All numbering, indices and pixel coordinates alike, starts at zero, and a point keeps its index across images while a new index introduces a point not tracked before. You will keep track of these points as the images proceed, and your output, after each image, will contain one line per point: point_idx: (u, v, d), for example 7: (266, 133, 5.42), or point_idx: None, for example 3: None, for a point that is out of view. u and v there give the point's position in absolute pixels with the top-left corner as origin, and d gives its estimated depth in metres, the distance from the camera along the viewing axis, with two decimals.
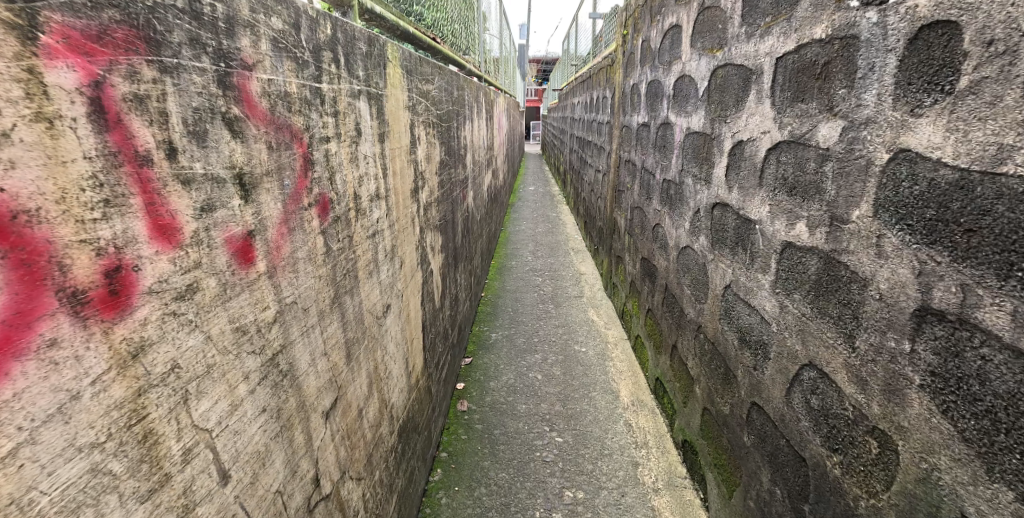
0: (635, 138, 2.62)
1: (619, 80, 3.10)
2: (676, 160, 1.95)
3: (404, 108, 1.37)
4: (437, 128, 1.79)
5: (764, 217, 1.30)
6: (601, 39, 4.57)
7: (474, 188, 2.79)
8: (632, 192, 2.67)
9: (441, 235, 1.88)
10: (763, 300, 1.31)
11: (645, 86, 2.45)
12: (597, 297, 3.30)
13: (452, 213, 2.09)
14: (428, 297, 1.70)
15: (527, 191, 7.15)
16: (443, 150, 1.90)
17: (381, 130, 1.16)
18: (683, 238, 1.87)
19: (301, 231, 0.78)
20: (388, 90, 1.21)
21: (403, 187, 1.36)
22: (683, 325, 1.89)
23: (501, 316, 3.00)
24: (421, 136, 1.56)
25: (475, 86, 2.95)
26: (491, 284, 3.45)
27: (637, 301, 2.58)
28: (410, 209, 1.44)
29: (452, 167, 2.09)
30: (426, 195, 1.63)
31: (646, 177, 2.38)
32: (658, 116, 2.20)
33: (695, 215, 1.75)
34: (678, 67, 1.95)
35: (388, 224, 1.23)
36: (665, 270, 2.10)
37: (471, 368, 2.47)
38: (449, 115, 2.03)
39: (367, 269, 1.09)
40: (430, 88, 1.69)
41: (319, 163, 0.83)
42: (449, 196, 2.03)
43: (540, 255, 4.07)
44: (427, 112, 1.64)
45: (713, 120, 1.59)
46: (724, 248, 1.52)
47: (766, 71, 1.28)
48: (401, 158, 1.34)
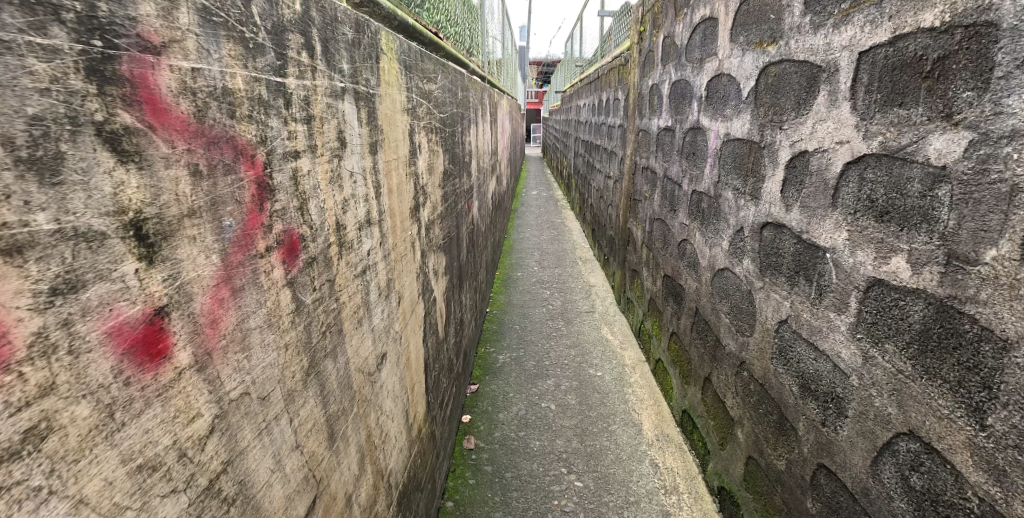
0: (655, 143, 2.39)
1: (634, 80, 2.86)
2: (709, 170, 1.72)
3: (402, 110, 1.13)
4: (439, 133, 1.56)
5: (838, 244, 1.06)
6: (610, 37, 4.34)
7: (478, 198, 2.55)
8: (651, 202, 2.43)
9: (444, 255, 1.64)
10: (837, 345, 1.08)
11: (668, 87, 2.22)
12: (610, 312, 3.07)
13: (455, 229, 1.85)
14: (430, 329, 1.46)
15: (528, 196, 6.90)
16: (445, 158, 1.66)
17: (372, 138, 0.93)
18: (719, 259, 1.64)
19: (253, 288, 0.54)
20: (381, 88, 0.98)
21: (400, 206, 1.12)
22: (720, 358, 1.66)
23: (509, 335, 2.76)
24: (422, 142, 1.32)
25: (479, 87, 2.71)
26: (496, 298, 3.22)
27: (658, 321, 2.35)
28: (409, 230, 1.20)
29: (455, 177, 1.85)
30: (427, 211, 1.40)
31: (669, 187, 2.15)
32: (685, 121, 1.97)
33: (736, 234, 1.51)
34: (712, 66, 1.70)
35: (381, 254, 0.99)
36: (694, 293, 1.87)
37: (476, 397, 2.23)
38: (452, 118, 1.79)
39: (353, 315, 0.85)
40: (432, 88, 1.46)
41: (281, 189, 0.60)
42: (453, 211, 1.79)
43: (547, 266, 3.83)
44: (428, 115, 1.40)
45: (761, 125, 1.35)
46: (778, 277, 1.29)
47: (842, 69, 1.04)
48: (399, 169, 1.11)
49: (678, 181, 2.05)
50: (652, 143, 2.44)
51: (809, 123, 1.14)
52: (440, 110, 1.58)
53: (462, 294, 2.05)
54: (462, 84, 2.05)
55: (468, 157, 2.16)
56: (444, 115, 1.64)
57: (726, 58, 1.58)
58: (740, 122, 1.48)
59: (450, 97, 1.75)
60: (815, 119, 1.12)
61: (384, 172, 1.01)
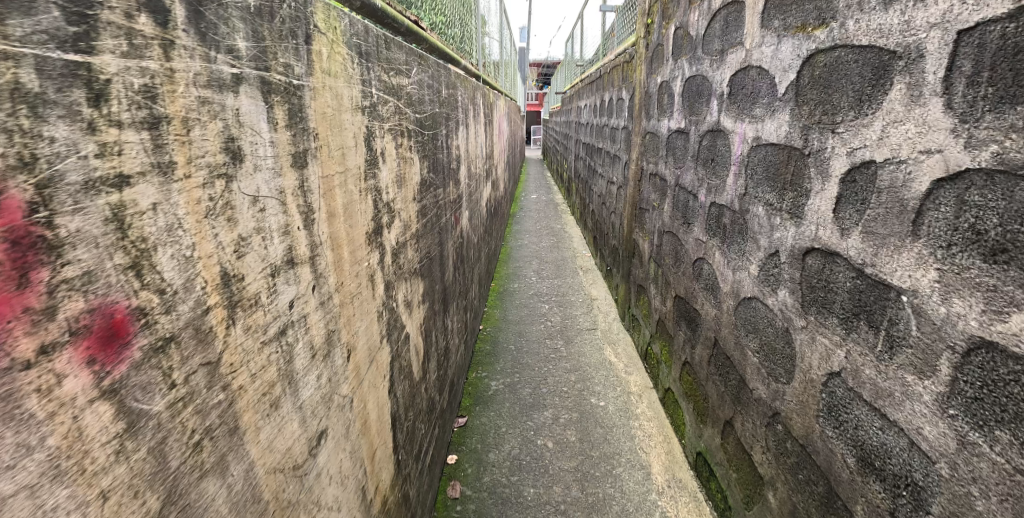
0: (664, 146, 2.13)
1: (640, 77, 2.59)
2: (730, 181, 1.46)
3: (356, 108, 0.88)
4: (415, 137, 1.30)
5: (919, 286, 0.81)
6: (614, 32, 4.05)
7: (469, 207, 2.30)
8: (659, 212, 2.17)
9: (421, 281, 1.38)
10: (916, 418, 0.82)
11: (680, 84, 1.95)
12: (613, 330, 2.81)
13: (438, 248, 1.60)
14: (400, 374, 1.21)
15: (528, 200, 6.62)
16: (423, 165, 1.40)
17: (298, 147, 0.69)
18: (744, 286, 1.39)
19: (3, 427, 0.35)
20: (313, 79, 0.72)
21: (351, 232, 0.87)
22: (746, 403, 1.40)
23: (503, 357, 2.51)
24: (389, 148, 1.07)
25: (471, 85, 2.46)
26: (490, 314, 2.96)
27: (667, 347, 2.10)
28: (367, 260, 0.95)
29: (438, 188, 1.59)
30: (397, 231, 1.14)
31: (681, 196, 1.89)
32: (701, 123, 1.71)
33: (768, 260, 1.26)
34: (736, 58, 1.43)
35: (314, 300, 0.75)
36: (712, 322, 1.61)
37: (464, 433, 1.98)
38: (434, 119, 1.53)
39: (255, 396, 0.62)
40: (404, 82, 1.19)
41: (77, 242, 0.39)
42: (434, 228, 1.54)
43: (546, 276, 3.58)
44: (399, 115, 1.15)
45: (805, 127, 1.10)
46: (828, 317, 1.04)
47: (929, 54, 0.77)
48: (348, 181, 0.85)
49: (692, 192, 1.79)
50: (661, 147, 2.18)
51: (877, 125, 0.88)
52: (416, 109, 1.32)
53: (448, 320, 1.80)
54: (448, 82, 1.80)
55: (455, 163, 1.90)
56: (421, 115, 1.38)
57: (754, 47, 1.32)
58: (774, 124, 1.22)
59: (430, 95, 1.49)
60: (885, 120, 0.86)
61: (319, 190, 0.75)
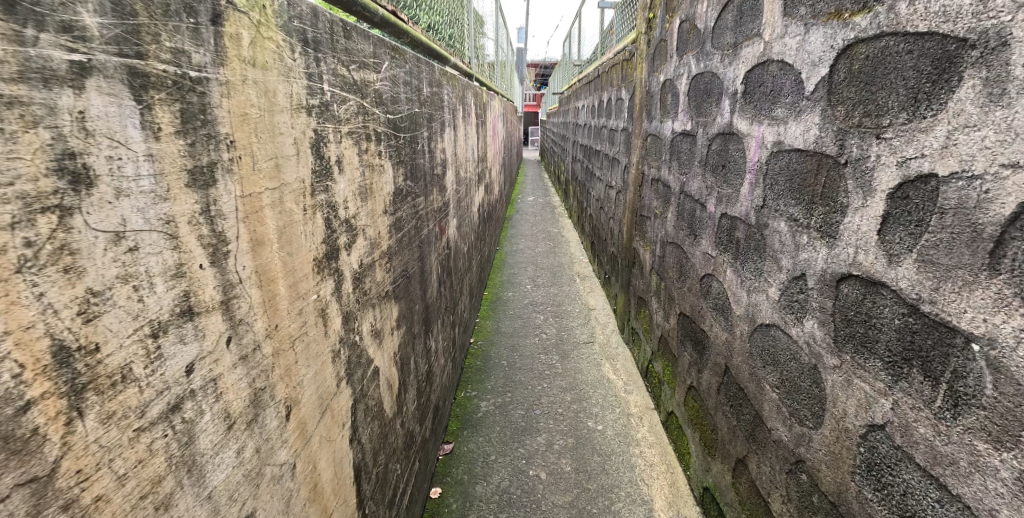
0: (667, 149, 1.96)
1: (640, 75, 2.43)
2: (745, 191, 1.29)
3: (303, 107, 0.71)
4: (388, 141, 1.13)
5: (999, 333, 0.65)
6: (612, 30, 3.87)
7: (458, 215, 2.12)
8: (662, 221, 2.00)
9: (396, 305, 1.21)
10: (990, 498, 0.67)
11: (684, 82, 1.78)
12: (611, 344, 2.64)
13: (417, 265, 1.42)
14: (367, 417, 1.03)
15: (524, 203, 6.45)
16: (399, 173, 1.23)
17: (204, 160, 0.51)
18: (762, 312, 1.22)
19: None
20: (227, 70, 0.55)
21: (298, 261, 0.70)
22: (764, 443, 1.23)
23: (494, 374, 2.34)
24: (352, 155, 0.90)
25: (460, 83, 2.29)
26: (482, 325, 2.79)
27: (670, 367, 1.94)
28: (321, 293, 0.78)
29: (417, 196, 1.42)
30: (363, 251, 0.97)
31: (687, 205, 1.72)
32: (709, 125, 1.54)
33: (792, 283, 1.10)
34: (752, 51, 1.27)
35: (236, 357, 0.57)
36: (723, 347, 1.44)
37: (449, 462, 1.81)
38: (413, 121, 1.36)
39: (126, 506, 0.44)
40: (373, 76, 1.02)
41: None
42: (412, 241, 1.36)
43: (541, 284, 3.41)
44: (366, 116, 0.97)
45: (841, 131, 0.94)
46: (872, 358, 0.88)
47: (1015, 41, 0.62)
48: (293, 198, 0.68)
49: (699, 201, 1.62)
50: (664, 150, 2.01)
51: (940, 131, 0.73)
52: (390, 109, 1.15)
53: (431, 341, 1.62)
54: (432, 79, 1.62)
55: (440, 168, 1.72)
56: (397, 116, 1.20)
57: (774, 39, 1.16)
58: (800, 127, 1.06)
59: (408, 92, 1.31)
60: (953, 124, 0.71)
61: (247, 212, 0.58)
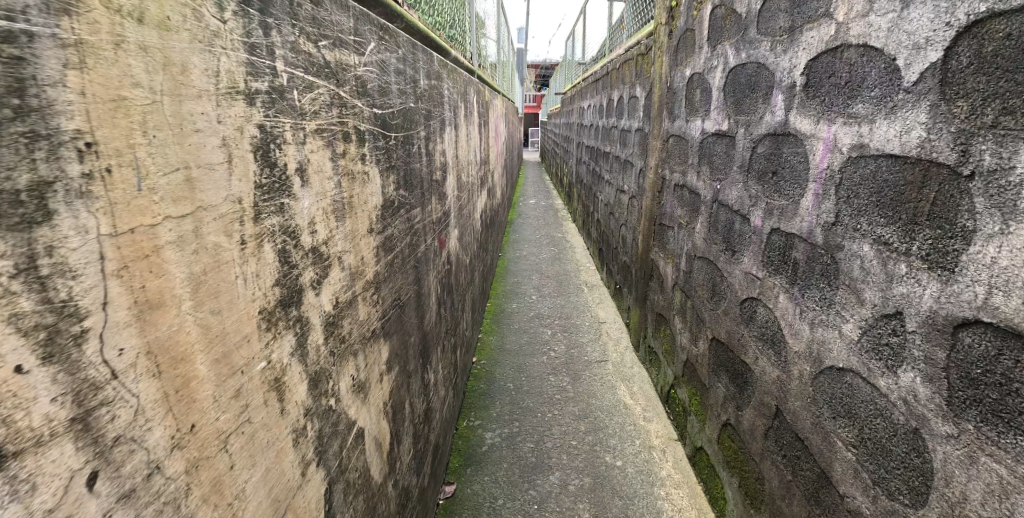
0: (695, 150, 1.74)
1: (659, 69, 2.21)
2: (807, 203, 1.07)
3: (240, 91, 0.48)
4: (375, 143, 0.91)
5: None
6: (622, 25, 3.65)
7: (458, 225, 1.89)
8: (688, 233, 1.78)
9: (385, 344, 0.98)
10: None
11: (717, 75, 1.55)
12: (626, 363, 2.41)
13: (412, 290, 1.19)
14: (348, 495, 0.81)
15: (525, 206, 6.21)
16: (389, 182, 1.01)
17: (12, 181, 0.29)
18: (835, 352, 1.00)
19: None
20: (82, 25, 0.33)
21: (231, 321, 0.48)
22: (837, 511, 1.01)
23: (500, 398, 2.11)
24: (322, 162, 0.68)
25: (461, 77, 2.06)
26: (485, 342, 2.57)
27: (698, 397, 1.72)
28: (273, 357, 0.56)
29: (412, 207, 1.19)
30: (338, 286, 0.75)
31: (721, 216, 1.50)
32: (752, 124, 1.31)
33: (882, 322, 0.88)
34: (814, 36, 1.04)
35: (114, 499, 0.36)
36: (774, 387, 1.22)
37: (451, 507, 1.58)
38: (406, 118, 1.13)
39: None
40: (353, 59, 0.79)
41: None
42: (405, 262, 1.14)
43: (547, 294, 3.18)
44: (342, 110, 0.75)
45: (964, 132, 0.72)
46: (1014, 434, 0.67)
47: None
48: (222, 230, 0.46)
49: (738, 212, 1.39)
50: (690, 153, 1.78)
51: None
52: (378, 103, 0.92)
53: (428, 374, 1.40)
54: (430, 70, 1.39)
55: (439, 172, 1.49)
56: (386, 112, 0.98)
57: (850, 18, 0.94)
58: (895, 126, 0.84)
59: (401, 84, 1.09)
60: None
61: (136, 261, 0.37)
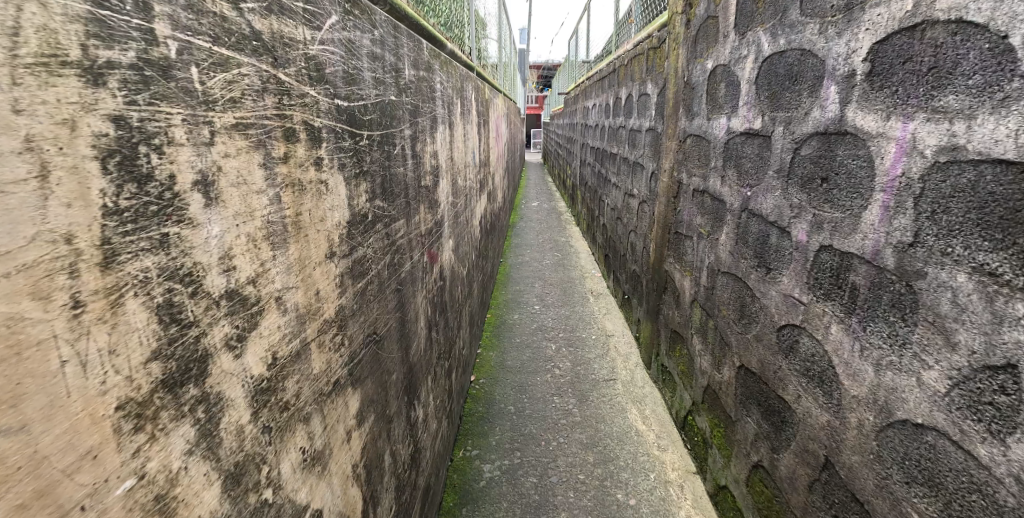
0: (718, 151, 1.55)
1: (674, 62, 2.01)
2: (871, 216, 0.87)
3: (67, 60, 0.34)
4: (338, 144, 0.73)
5: None
6: (630, 19, 3.46)
7: (454, 235, 1.70)
8: (710, 244, 1.58)
9: (351, 392, 0.80)
10: None
11: (747, 67, 1.36)
12: (636, 382, 2.22)
13: (393, 318, 1.01)
14: None
15: (528, 209, 6.01)
16: (360, 191, 0.83)
17: None
18: (910, 403, 0.80)
19: None
20: None
21: (50, 436, 0.33)
22: None
23: (499, 424, 1.92)
24: (245, 174, 0.51)
25: (458, 71, 1.87)
26: (484, 358, 2.37)
27: (721, 428, 1.53)
28: (149, 467, 0.40)
29: (394, 219, 1.01)
30: (275, 336, 0.58)
31: (752, 227, 1.30)
32: (791, 122, 1.12)
33: (987, 374, 0.68)
34: (874, 12, 0.86)
35: None
36: (823, 433, 1.03)
37: None
38: (386, 114, 0.95)
39: None
40: (302, 33, 0.62)
41: None
42: (384, 286, 0.95)
43: (552, 304, 2.98)
44: (282, 99, 0.58)
45: None
46: None
47: None
48: (23, 294, 0.31)
49: (772, 225, 1.20)
50: (712, 155, 1.59)
51: None
52: (344, 94, 0.75)
53: (414, 411, 1.21)
54: (419, 60, 1.21)
55: (430, 177, 1.30)
56: (357, 106, 0.80)
57: None
58: (1005, 123, 0.65)
59: (378, 72, 0.91)
60: None
61: None
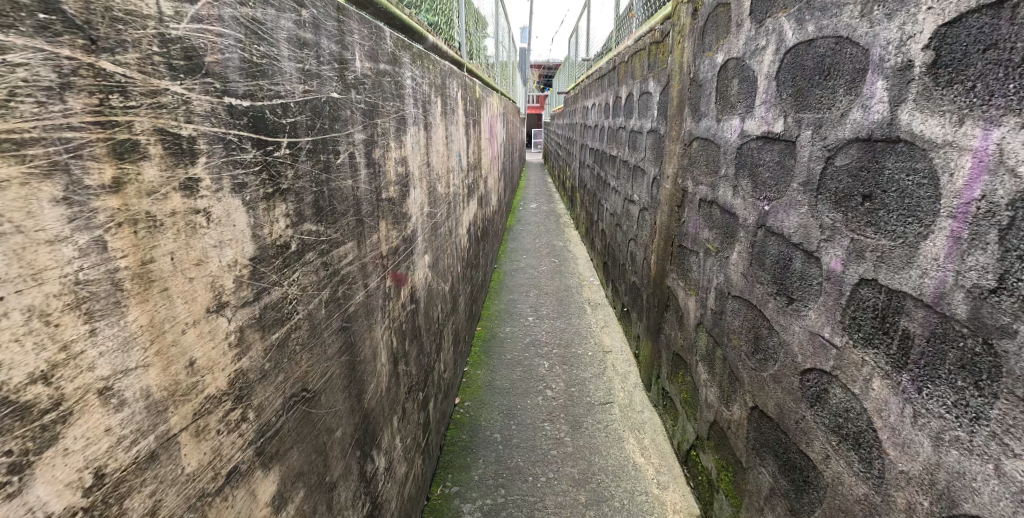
0: (728, 157, 1.36)
1: (679, 57, 1.82)
2: (934, 248, 0.69)
3: None
4: (231, 157, 0.54)
5: None
6: (631, 13, 3.27)
7: (432, 251, 1.52)
8: (719, 263, 1.39)
9: (260, 477, 0.62)
10: None
11: (764, 60, 1.17)
12: (635, 406, 2.04)
13: (337, 365, 0.83)
14: None
15: (526, 212, 5.80)
16: (279, 214, 0.63)
17: None
18: (989, 496, 0.62)
19: None
20: None
21: None
22: None
23: (483, 455, 1.74)
24: (17, 221, 0.34)
25: (440, 67, 1.69)
26: (471, 377, 2.19)
27: (730, 473, 1.34)
28: None
29: (341, 245, 0.82)
30: (99, 445, 0.41)
31: (771, 248, 1.12)
32: (823, 127, 0.94)
33: None
34: None
35: None
36: (858, 507, 0.84)
37: None
38: (328, 117, 0.76)
39: None
40: (154, 5, 0.44)
41: None
42: (323, 330, 0.77)
43: (546, 316, 2.80)
44: (106, 99, 0.40)
45: None
46: None
47: None
48: None
49: (798, 248, 1.02)
50: (722, 162, 1.40)
51: None
52: (242, 90, 0.55)
53: (372, 465, 1.03)
54: (382, 51, 1.02)
55: (397, 188, 1.11)
56: (270, 105, 0.61)
57: None
58: None
59: (314, 64, 0.71)
60: None
61: None
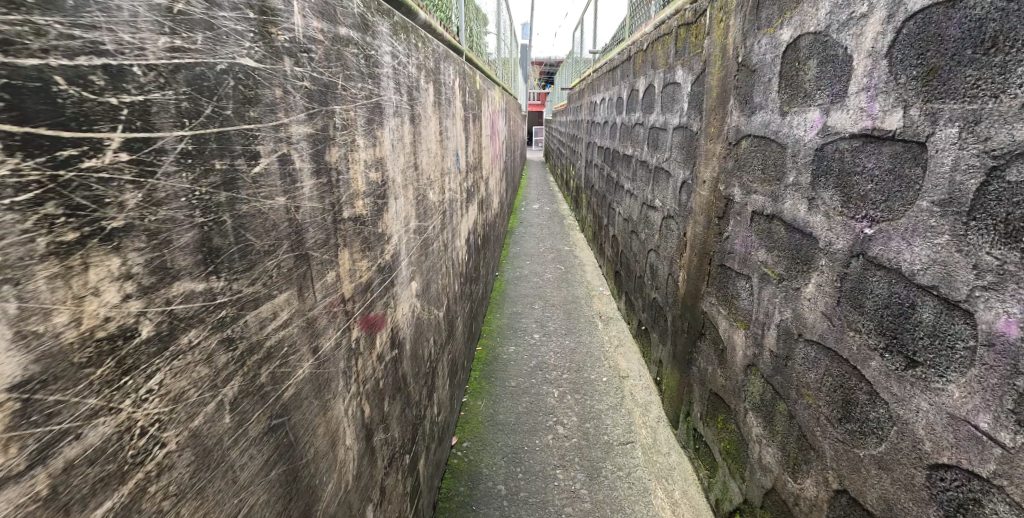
0: (800, 161, 1.06)
1: (719, 39, 1.53)
2: None
3: None
4: None
5: None
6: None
7: (422, 276, 1.22)
8: (785, 295, 1.10)
9: None
10: None
11: (862, 35, 0.88)
12: (660, 447, 1.75)
13: (267, 490, 0.53)
14: None
15: (528, 213, 5.50)
16: (108, 277, 0.32)
17: None
18: None
19: None
20: None
21: None
22: None
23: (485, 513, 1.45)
24: None
25: (434, 50, 1.39)
26: (471, 410, 1.91)
27: None
28: None
29: (272, 301, 0.51)
30: None
31: (879, 288, 0.83)
32: (976, 124, 0.66)
33: None
34: None
35: None
36: None
37: None
38: (237, 98, 0.45)
39: None
40: None
41: None
42: (236, 447, 0.47)
43: (554, 333, 2.51)
44: None
45: None
46: None
47: None
48: None
49: (932, 293, 0.73)
50: (789, 167, 1.10)
51: None
52: None
53: None
54: (346, 10, 0.72)
55: (370, 202, 0.81)
56: (72, 68, 0.30)
57: None
58: None
59: (204, 4, 0.40)
60: None
61: None
